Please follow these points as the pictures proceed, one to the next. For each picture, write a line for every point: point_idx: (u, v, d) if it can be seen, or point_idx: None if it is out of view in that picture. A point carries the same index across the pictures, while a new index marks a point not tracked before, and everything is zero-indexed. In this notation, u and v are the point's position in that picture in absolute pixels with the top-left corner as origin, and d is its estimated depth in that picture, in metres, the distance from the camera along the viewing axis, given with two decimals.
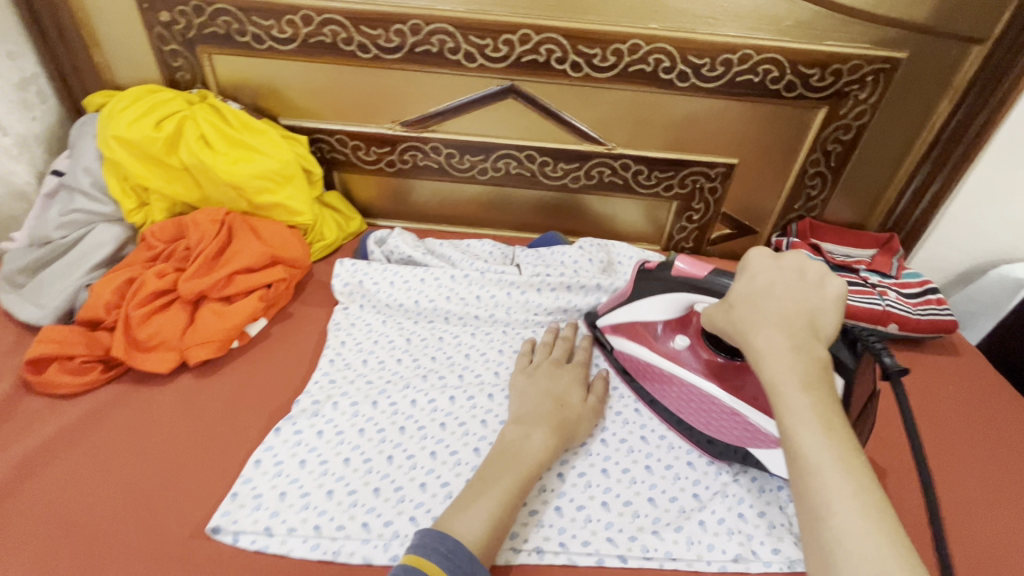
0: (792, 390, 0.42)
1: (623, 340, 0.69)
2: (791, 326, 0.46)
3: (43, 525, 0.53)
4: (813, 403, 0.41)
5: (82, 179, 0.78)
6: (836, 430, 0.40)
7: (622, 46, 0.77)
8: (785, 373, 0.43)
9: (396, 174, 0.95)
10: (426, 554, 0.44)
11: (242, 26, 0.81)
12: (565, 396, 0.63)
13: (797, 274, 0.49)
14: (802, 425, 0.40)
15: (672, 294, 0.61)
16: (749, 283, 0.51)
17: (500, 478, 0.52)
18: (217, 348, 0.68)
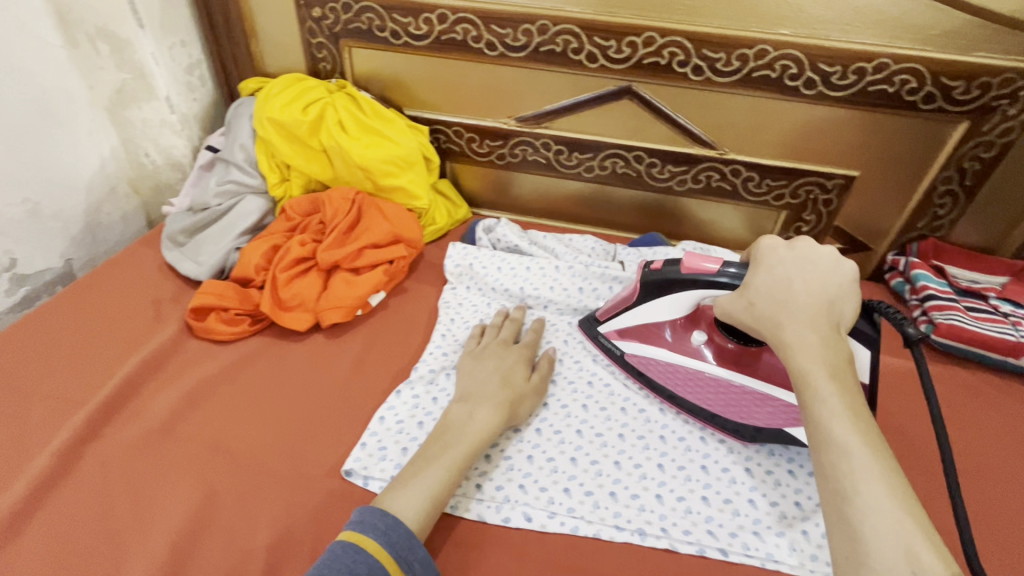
0: (821, 380, 0.48)
1: (632, 343, 0.70)
2: (816, 326, 0.51)
3: (206, 448, 0.61)
4: (838, 392, 0.47)
5: (238, 155, 0.88)
6: (861, 419, 0.46)
7: (748, 51, 0.77)
8: (817, 363, 0.49)
9: (504, 167, 1.00)
10: (364, 530, 0.48)
11: (383, 23, 0.88)
12: (509, 374, 0.65)
13: (815, 262, 0.54)
14: (832, 412, 0.46)
15: (679, 292, 0.64)
16: (767, 271, 0.55)
17: (442, 454, 0.55)
18: (345, 313, 0.75)
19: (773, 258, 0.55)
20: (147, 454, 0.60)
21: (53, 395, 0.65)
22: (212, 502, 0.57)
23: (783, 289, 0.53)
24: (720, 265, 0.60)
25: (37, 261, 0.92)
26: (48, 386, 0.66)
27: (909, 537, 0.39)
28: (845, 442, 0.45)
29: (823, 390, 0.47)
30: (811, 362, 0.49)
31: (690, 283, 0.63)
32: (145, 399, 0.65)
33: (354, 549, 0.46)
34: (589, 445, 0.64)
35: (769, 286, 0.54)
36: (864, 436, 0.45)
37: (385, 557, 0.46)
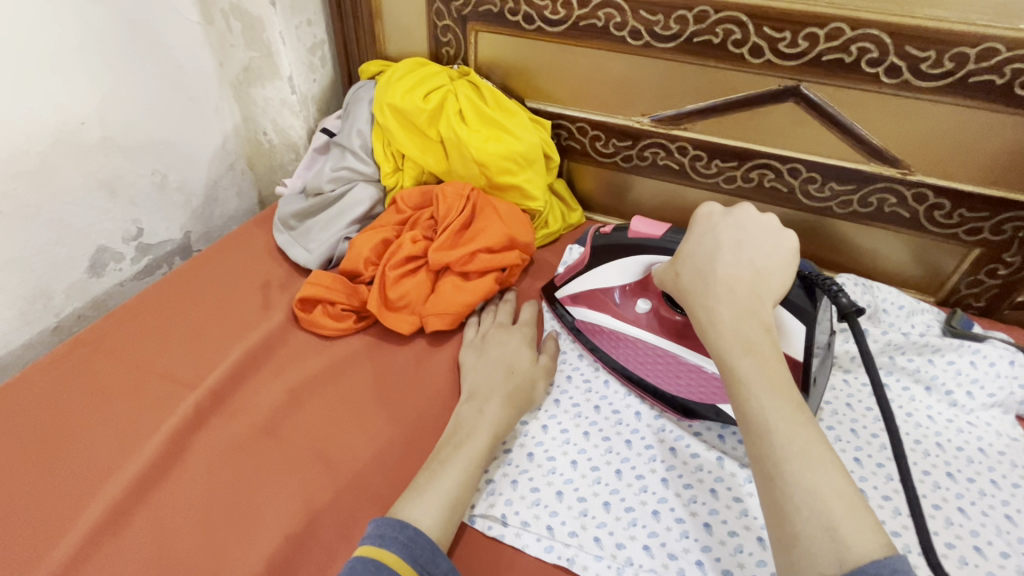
0: (732, 354, 0.45)
1: (583, 309, 0.68)
2: (736, 290, 0.48)
3: (307, 453, 0.58)
4: (752, 363, 0.44)
5: (354, 140, 0.85)
6: (781, 388, 0.42)
7: (969, 50, 0.62)
8: (733, 336, 0.46)
9: (628, 170, 0.90)
10: (385, 544, 0.44)
11: (516, 6, 0.81)
12: (513, 362, 0.63)
13: (746, 233, 0.52)
14: (749, 384, 0.43)
15: (625, 258, 0.62)
16: (695, 242, 0.53)
17: (455, 455, 0.52)
18: (451, 321, 0.69)
19: (705, 228, 0.53)
20: (251, 451, 0.58)
21: (166, 374, 0.65)
22: (311, 515, 0.53)
23: (706, 259, 0.51)
24: (664, 230, 0.59)
25: (160, 231, 0.95)
26: (163, 364, 0.66)
27: (827, 507, 0.36)
28: (759, 417, 0.41)
29: (737, 364, 0.44)
30: (731, 336, 0.46)
31: (633, 247, 0.61)
32: (251, 390, 0.64)
33: (373, 565, 0.42)
34: (727, 510, 0.54)
35: (696, 257, 0.53)
36: (785, 407, 0.41)
37: (409, 572, 0.43)
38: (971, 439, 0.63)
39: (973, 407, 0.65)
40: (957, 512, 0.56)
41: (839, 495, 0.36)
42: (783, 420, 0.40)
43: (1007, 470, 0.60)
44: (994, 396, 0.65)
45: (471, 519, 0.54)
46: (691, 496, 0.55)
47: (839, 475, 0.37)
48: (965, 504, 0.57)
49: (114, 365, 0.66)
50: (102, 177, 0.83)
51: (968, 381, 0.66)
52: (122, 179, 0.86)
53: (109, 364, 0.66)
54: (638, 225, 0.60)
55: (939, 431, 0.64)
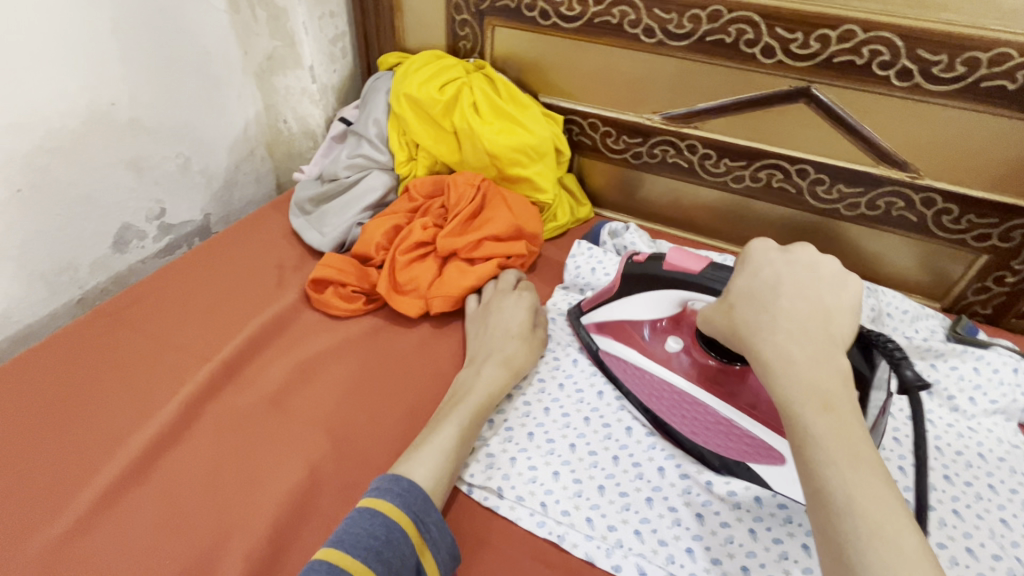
0: (805, 410, 0.38)
1: (608, 339, 0.66)
2: (806, 335, 0.42)
3: (313, 425, 0.60)
4: (832, 423, 0.37)
5: (371, 129, 0.88)
6: (866, 455, 0.35)
7: (981, 54, 0.62)
8: (806, 388, 0.39)
9: (637, 167, 0.91)
10: (381, 496, 0.46)
11: (533, 1, 0.83)
12: (510, 329, 0.65)
13: (812, 272, 0.45)
14: (829, 448, 0.36)
15: (663, 290, 0.59)
16: (748, 276, 0.47)
17: (450, 413, 0.55)
18: (457, 306, 0.71)
19: (759, 261, 0.47)
20: (261, 420, 0.60)
21: (183, 346, 0.68)
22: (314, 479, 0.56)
23: (764, 297, 0.45)
24: (704, 266, 0.55)
25: (182, 212, 0.98)
26: (180, 337, 0.69)
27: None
28: (838, 488, 0.34)
29: (812, 421, 0.37)
30: (803, 387, 0.39)
31: (671, 282, 0.57)
32: (262, 365, 0.66)
33: (367, 512, 0.45)
34: (720, 503, 0.55)
35: (750, 293, 0.46)
36: (875, 482, 0.34)
37: (401, 517, 0.45)
38: (972, 444, 0.61)
39: (975, 413, 0.64)
40: (951, 514, 0.54)
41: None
42: (875, 499, 0.33)
43: (1006, 476, 0.58)
44: (996, 402, 0.64)
45: (470, 488, 0.56)
46: (686, 488, 0.56)
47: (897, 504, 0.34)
48: (960, 505, 0.55)
49: (135, 336, 0.68)
50: (128, 157, 0.87)
51: (970, 386, 0.65)
52: (147, 160, 0.89)
53: (129, 335, 0.68)
54: (676, 257, 0.56)
55: (938, 434, 0.62)
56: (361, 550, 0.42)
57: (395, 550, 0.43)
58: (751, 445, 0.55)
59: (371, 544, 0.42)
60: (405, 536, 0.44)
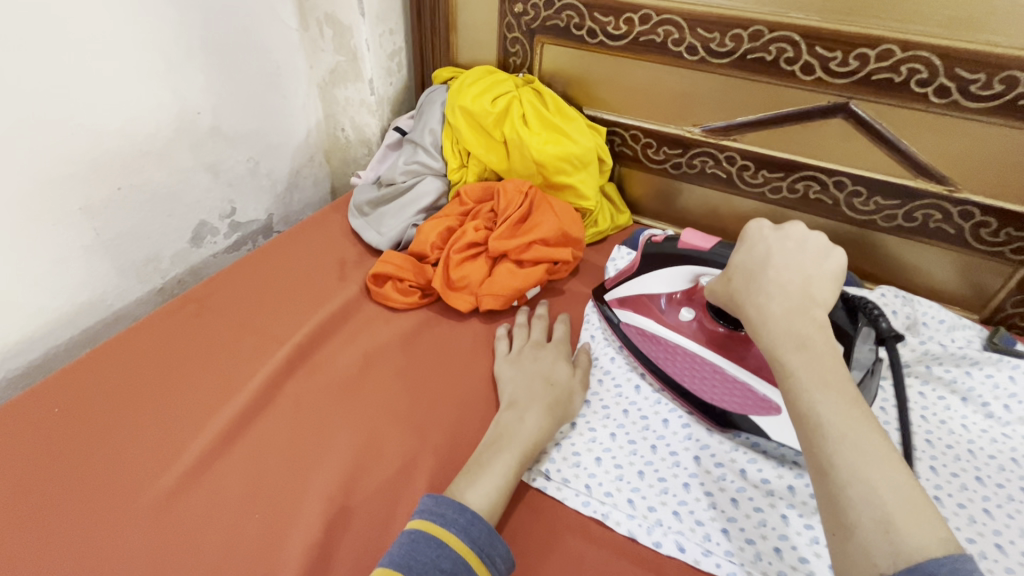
0: (784, 350, 0.46)
1: (628, 312, 0.72)
2: (787, 297, 0.50)
3: (376, 404, 0.66)
4: (805, 358, 0.45)
5: (426, 138, 0.95)
6: (837, 383, 0.43)
7: (1019, 73, 0.64)
8: (783, 332, 0.47)
9: (676, 177, 0.95)
10: (448, 526, 0.48)
11: (582, 21, 0.89)
12: (551, 374, 0.65)
13: (796, 244, 0.53)
14: (803, 379, 0.44)
15: (677, 266, 0.66)
16: (742, 253, 0.56)
17: (494, 461, 0.55)
18: (506, 302, 0.77)
19: (753, 239, 0.55)
20: (329, 398, 0.66)
21: (259, 331, 0.74)
22: (387, 472, 0.60)
23: (755, 268, 0.53)
24: (715, 245, 0.62)
25: (249, 211, 1.06)
26: (255, 323, 0.75)
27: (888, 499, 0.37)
28: (809, 406, 0.42)
29: (790, 360, 0.46)
30: (782, 333, 0.48)
31: (683, 258, 0.65)
32: (329, 350, 0.72)
33: (433, 540, 0.47)
34: (753, 489, 0.58)
35: (745, 267, 0.55)
36: (842, 403, 0.42)
37: (467, 552, 0.47)
38: (1005, 449, 0.63)
39: (1010, 420, 0.65)
40: (981, 512, 0.57)
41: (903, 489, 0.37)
42: (837, 412, 0.41)
43: None
44: None
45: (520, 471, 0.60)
46: (720, 475, 0.59)
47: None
48: (991, 506, 0.58)
49: (216, 320, 0.75)
50: (208, 160, 0.95)
51: (1005, 395, 0.67)
52: (223, 163, 0.98)
53: (211, 319, 0.76)
54: (689, 238, 0.64)
55: (971, 439, 0.64)
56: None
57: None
58: (750, 398, 0.62)
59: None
60: (471, 570, 0.46)
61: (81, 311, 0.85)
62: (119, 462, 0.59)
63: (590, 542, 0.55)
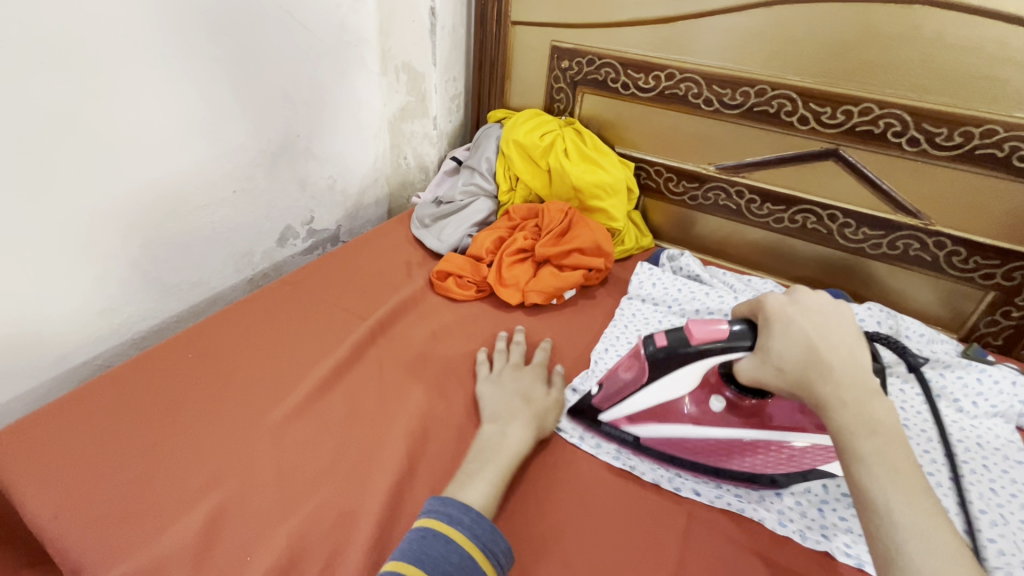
0: (859, 438, 0.47)
1: (648, 424, 0.68)
2: (854, 375, 0.51)
3: (440, 368, 0.80)
4: (878, 444, 0.47)
5: (483, 165, 1.13)
6: (905, 469, 0.46)
7: (974, 129, 0.80)
8: (860, 421, 0.48)
9: (692, 207, 1.11)
10: (451, 523, 0.52)
11: (617, 76, 1.08)
12: (528, 393, 0.71)
13: (822, 312, 0.55)
14: (874, 466, 0.46)
15: (694, 364, 0.60)
16: (780, 337, 0.54)
17: (481, 471, 0.60)
18: (548, 298, 0.91)
19: (785, 319, 0.54)
20: (401, 363, 0.80)
21: (342, 308, 0.90)
22: (458, 419, 0.72)
23: (807, 353, 0.52)
24: None
25: (325, 220, 1.24)
26: (341, 303, 0.91)
27: None
28: (883, 496, 0.45)
29: (863, 445, 0.47)
30: (853, 418, 0.48)
31: (709, 349, 0.58)
32: (403, 326, 0.87)
33: (440, 536, 0.51)
34: None
35: (790, 350, 0.53)
36: (912, 490, 0.45)
37: (467, 544, 0.51)
38: (972, 434, 0.74)
39: (978, 414, 0.77)
40: (947, 479, 0.67)
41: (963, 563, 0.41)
42: (907, 503, 0.44)
43: (1001, 460, 0.71)
44: (996, 406, 0.77)
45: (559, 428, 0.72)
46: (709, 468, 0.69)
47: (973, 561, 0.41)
48: (956, 475, 0.68)
49: (309, 300, 0.91)
50: (300, 175, 1.14)
51: (974, 393, 0.78)
52: (310, 179, 1.17)
53: (305, 299, 0.91)
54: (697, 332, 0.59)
55: (943, 425, 0.75)
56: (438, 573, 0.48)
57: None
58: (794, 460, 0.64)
59: (445, 569, 0.48)
60: (476, 563, 0.50)
61: (192, 291, 1.00)
62: (241, 396, 0.72)
63: (620, 480, 0.67)
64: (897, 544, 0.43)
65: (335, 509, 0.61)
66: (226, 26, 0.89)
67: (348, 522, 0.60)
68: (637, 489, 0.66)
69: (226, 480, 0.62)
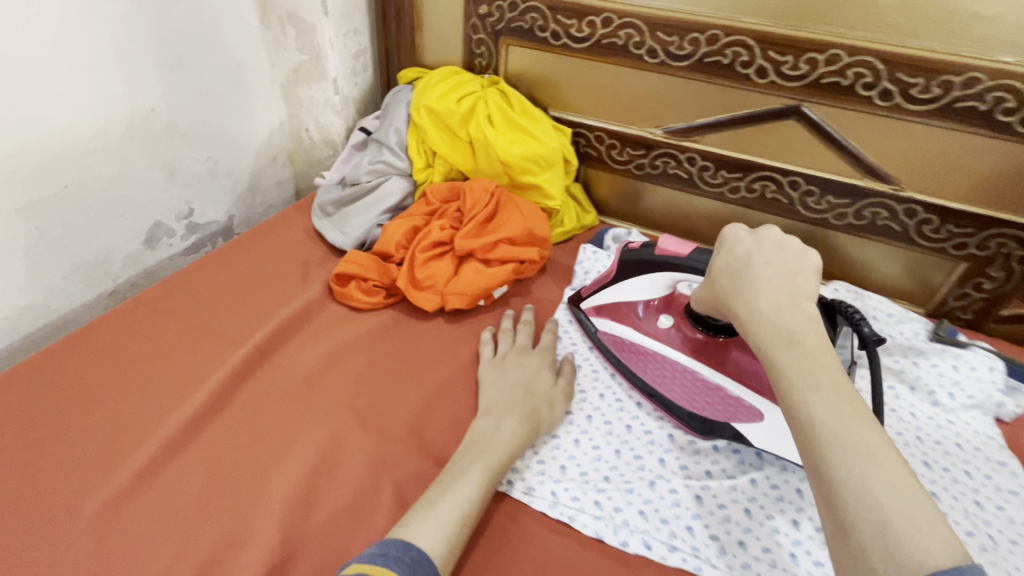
0: (773, 347, 0.41)
1: (606, 320, 0.73)
2: (785, 291, 0.44)
3: (337, 405, 0.64)
4: (798, 354, 0.39)
5: (392, 137, 0.94)
6: (830, 380, 0.38)
7: (955, 78, 0.68)
8: (772, 330, 0.41)
9: (638, 177, 0.97)
10: (388, 562, 0.42)
11: (545, 23, 0.90)
12: (531, 383, 0.64)
13: (780, 244, 0.47)
14: (793, 376, 0.39)
15: (653, 275, 0.67)
16: (724, 262, 0.50)
17: None
18: (471, 301, 0.76)
19: (731, 241, 0.51)
20: (289, 402, 0.64)
21: (214, 332, 0.71)
22: (360, 477, 0.57)
23: (738, 267, 0.48)
24: (692, 250, 0.62)
25: (208, 212, 1.02)
26: (211, 324, 0.72)
27: (879, 494, 0.32)
28: (800, 399, 0.38)
29: (779, 357, 0.40)
30: (769, 329, 0.42)
31: (663, 265, 0.65)
32: (292, 350, 0.70)
33: None
34: (724, 462, 0.62)
35: (724, 266, 0.50)
36: (839, 401, 0.36)
37: None
38: (950, 434, 0.66)
39: (954, 407, 0.68)
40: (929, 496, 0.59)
41: (893, 483, 0.32)
42: (831, 406, 0.36)
43: (984, 464, 0.63)
44: (973, 397, 0.69)
45: None
46: (673, 502, 0.57)
47: (906, 472, 0.33)
48: (937, 489, 0.60)
49: (170, 324, 0.71)
50: (164, 159, 0.91)
51: (949, 383, 0.70)
52: (180, 163, 0.94)
53: (163, 322, 0.71)
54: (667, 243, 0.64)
55: (919, 426, 0.66)
56: None
57: None
58: (738, 408, 0.61)
59: None
60: None
61: (23, 317, 0.79)
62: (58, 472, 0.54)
63: (560, 538, 0.54)
64: (815, 451, 0.35)
65: None
66: None
67: None
68: (580, 548, 0.54)
69: None
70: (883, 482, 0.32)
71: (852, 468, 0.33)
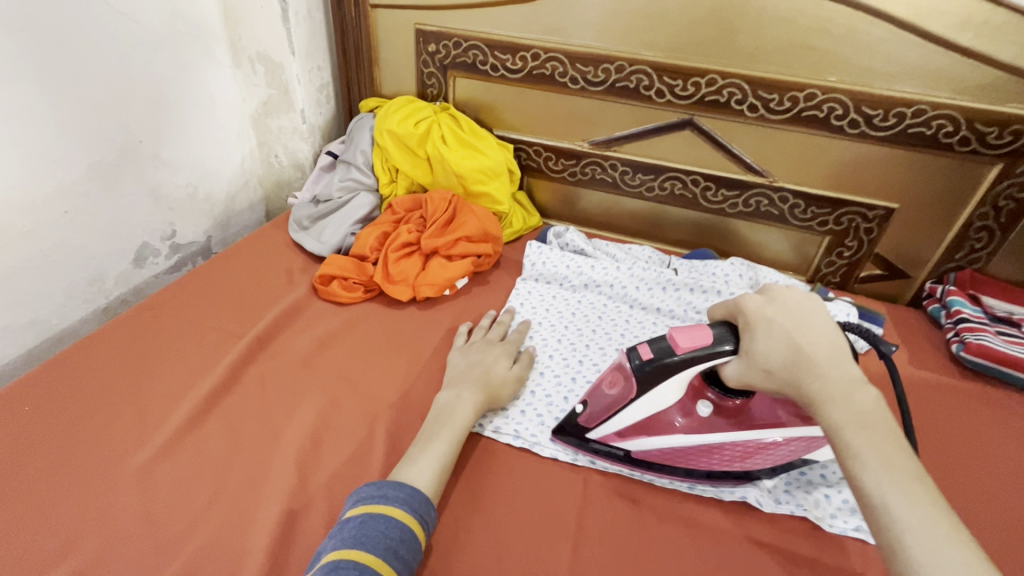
0: (846, 429, 0.46)
1: None
2: (836, 367, 0.49)
3: (330, 379, 0.76)
4: (866, 435, 0.45)
5: (358, 158, 1.08)
6: (894, 459, 0.44)
7: (799, 93, 0.89)
8: (851, 415, 0.46)
9: (572, 183, 1.15)
10: (390, 502, 0.53)
11: (486, 58, 1.07)
12: (494, 362, 0.75)
13: (797, 312, 0.54)
14: (867, 457, 0.44)
15: None
16: (753, 327, 0.56)
17: None
18: (438, 289, 0.91)
19: (762, 324, 0.53)
20: (289, 379, 0.75)
21: (214, 329, 0.81)
22: (357, 429, 0.70)
23: (789, 349, 0.51)
24: None
25: (189, 233, 1.12)
26: (210, 323, 0.82)
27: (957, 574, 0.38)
28: (880, 490, 0.43)
29: (852, 439, 0.45)
30: (846, 413, 0.46)
31: None
32: (285, 338, 0.81)
33: (382, 517, 0.52)
34: None
35: (773, 351, 0.52)
36: (902, 479, 0.43)
37: (413, 524, 0.53)
38: None
39: None
40: None
41: (959, 551, 0.39)
42: (900, 492, 0.42)
43: None
44: None
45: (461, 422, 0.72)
46: None
47: (954, 529, 0.40)
48: None
49: (172, 324, 0.81)
50: (150, 186, 1.01)
51: None
52: (164, 189, 1.04)
53: (167, 324, 0.81)
54: None
55: None
56: (382, 550, 0.49)
57: (407, 546, 0.51)
58: None
59: (389, 544, 0.50)
60: (415, 535, 0.53)
61: (26, 330, 0.87)
62: (95, 446, 0.64)
63: (523, 462, 0.69)
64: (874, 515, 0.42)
65: (220, 549, 0.56)
66: (19, 18, 0.75)
67: (234, 562, 0.55)
68: (539, 467, 0.68)
69: (87, 539, 0.56)
70: (959, 560, 0.38)
71: (918, 550, 0.40)
